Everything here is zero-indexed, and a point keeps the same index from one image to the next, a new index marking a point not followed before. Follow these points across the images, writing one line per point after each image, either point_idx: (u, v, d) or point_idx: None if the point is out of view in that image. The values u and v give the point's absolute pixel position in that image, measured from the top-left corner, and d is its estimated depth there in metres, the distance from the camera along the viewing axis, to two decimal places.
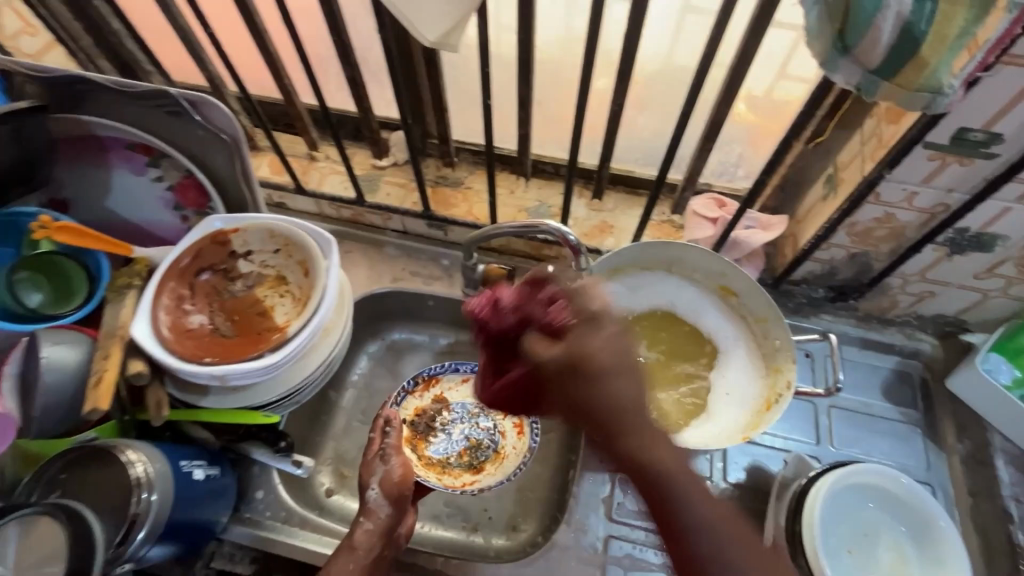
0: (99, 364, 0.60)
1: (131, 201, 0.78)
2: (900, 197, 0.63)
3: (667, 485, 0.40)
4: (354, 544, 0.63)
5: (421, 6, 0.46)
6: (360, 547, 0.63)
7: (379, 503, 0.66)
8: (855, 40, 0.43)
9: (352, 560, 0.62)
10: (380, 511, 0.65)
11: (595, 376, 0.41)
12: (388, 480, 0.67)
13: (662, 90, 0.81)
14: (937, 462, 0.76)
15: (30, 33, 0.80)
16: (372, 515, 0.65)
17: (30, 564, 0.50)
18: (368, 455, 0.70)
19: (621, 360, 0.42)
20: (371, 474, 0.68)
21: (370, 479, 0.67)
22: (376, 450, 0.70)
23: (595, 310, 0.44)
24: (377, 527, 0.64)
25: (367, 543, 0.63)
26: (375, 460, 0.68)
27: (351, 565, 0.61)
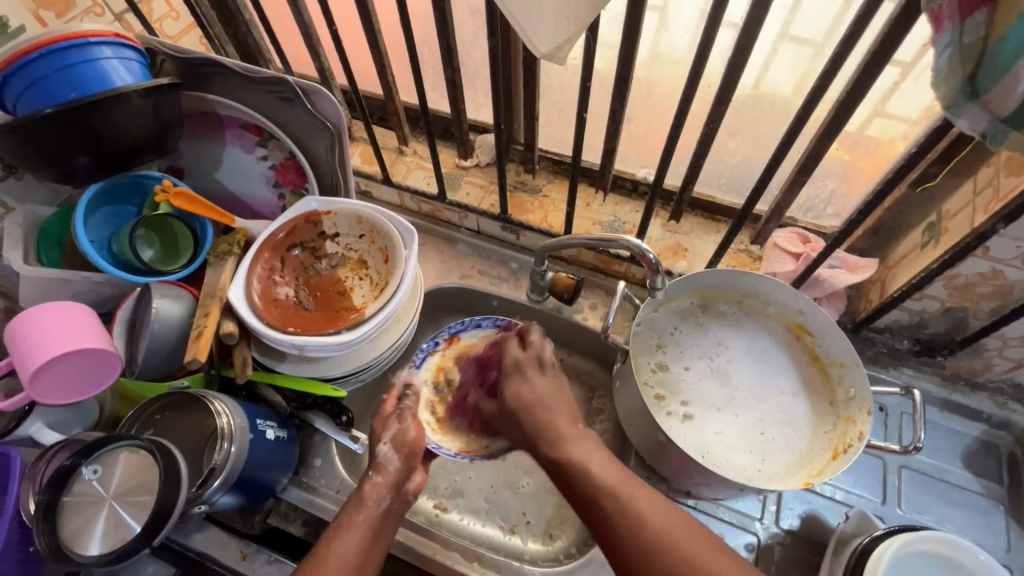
0: (200, 320, 0.66)
1: (237, 175, 0.85)
2: (1013, 254, 0.59)
3: (596, 500, 0.54)
4: (364, 497, 0.60)
5: (537, 20, 0.47)
6: (369, 499, 0.59)
7: (388, 457, 0.63)
8: (988, 86, 0.41)
9: (362, 513, 0.58)
10: (390, 464, 0.62)
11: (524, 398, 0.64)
12: (400, 437, 0.65)
13: (757, 116, 0.82)
14: (1019, 544, 0.70)
15: (174, 17, 0.88)
16: (383, 469, 0.62)
17: (128, 489, 0.57)
18: (379, 417, 0.67)
19: (541, 394, 0.64)
20: (383, 431, 0.65)
21: (381, 435, 0.65)
22: (392, 409, 0.68)
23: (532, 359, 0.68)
24: (387, 480, 0.61)
25: (376, 497, 0.60)
26: (389, 418, 0.67)
27: (359, 516, 0.58)
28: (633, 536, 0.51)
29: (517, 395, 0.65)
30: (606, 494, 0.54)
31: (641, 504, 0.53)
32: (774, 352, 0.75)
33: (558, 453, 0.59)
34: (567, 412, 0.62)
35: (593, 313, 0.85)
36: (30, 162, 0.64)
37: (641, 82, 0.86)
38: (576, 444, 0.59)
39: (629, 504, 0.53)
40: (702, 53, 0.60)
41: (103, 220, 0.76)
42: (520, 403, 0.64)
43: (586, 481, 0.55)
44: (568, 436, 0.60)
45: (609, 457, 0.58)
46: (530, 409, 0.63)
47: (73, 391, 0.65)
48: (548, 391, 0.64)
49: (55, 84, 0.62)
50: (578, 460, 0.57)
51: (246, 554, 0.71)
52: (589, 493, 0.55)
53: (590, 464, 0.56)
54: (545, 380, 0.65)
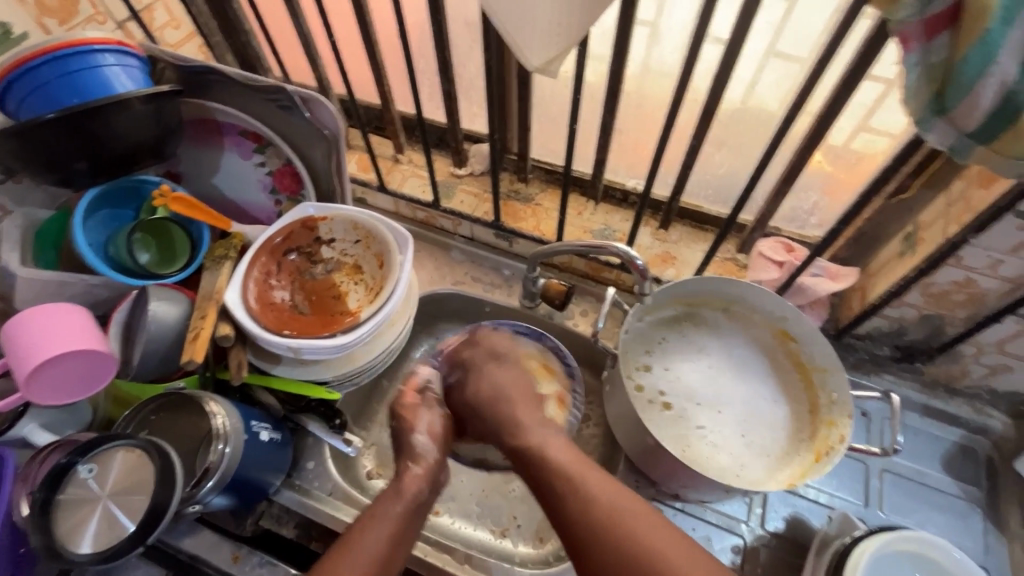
0: (197, 322, 0.67)
1: (235, 181, 0.86)
2: (984, 263, 0.62)
3: (550, 473, 0.56)
4: (402, 489, 0.60)
5: (530, 35, 0.49)
6: (408, 490, 0.60)
7: (426, 447, 0.65)
8: (953, 103, 0.43)
9: (398, 505, 0.59)
10: (429, 455, 0.64)
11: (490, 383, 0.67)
12: (435, 428, 0.66)
13: (742, 130, 0.85)
14: (996, 546, 0.72)
15: (175, 25, 0.90)
16: (421, 459, 0.63)
17: (121, 489, 0.58)
18: (402, 410, 0.68)
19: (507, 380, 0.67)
20: (417, 421, 0.66)
21: (415, 425, 0.66)
22: (416, 400, 0.69)
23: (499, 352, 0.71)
24: (426, 470, 0.63)
25: (415, 489, 0.61)
26: (418, 407, 0.68)
27: (396, 506, 0.58)
28: (579, 504, 0.53)
29: (477, 388, 0.67)
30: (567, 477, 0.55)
31: (603, 488, 0.53)
32: (757, 358, 0.77)
33: (516, 440, 0.61)
34: (528, 402, 0.65)
35: (584, 319, 0.87)
36: (31, 165, 0.65)
37: (631, 95, 0.88)
38: (537, 431, 0.60)
39: (580, 477, 0.54)
40: (688, 67, 0.63)
41: (100, 223, 0.77)
42: (481, 397, 0.66)
43: (542, 464, 0.57)
44: (529, 424, 0.61)
45: (569, 443, 0.59)
46: (494, 401, 0.65)
47: (67, 392, 0.66)
48: (507, 381, 0.67)
49: (58, 89, 0.64)
50: (537, 445, 0.59)
51: (238, 557, 0.71)
52: (553, 479, 0.55)
53: (549, 448, 0.58)
54: (504, 371, 0.68)
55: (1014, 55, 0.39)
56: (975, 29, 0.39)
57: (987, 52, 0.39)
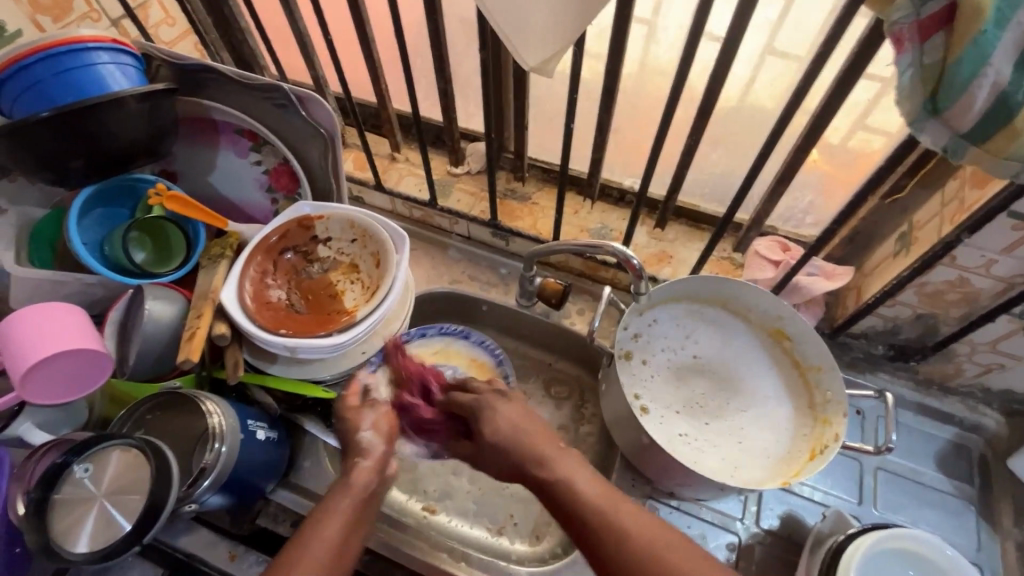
0: (193, 321, 0.67)
1: (231, 179, 0.86)
2: (978, 262, 0.62)
3: (585, 515, 0.53)
4: (351, 482, 0.59)
5: (527, 35, 0.49)
6: (356, 483, 0.58)
7: (374, 443, 0.62)
8: (947, 105, 0.43)
9: (345, 499, 0.57)
10: (376, 450, 0.61)
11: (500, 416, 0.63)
12: (380, 424, 0.64)
13: (737, 129, 0.86)
14: (989, 543, 0.73)
15: (170, 23, 0.89)
16: (369, 454, 0.61)
17: (116, 489, 0.58)
18: (345, 407, 0.65)
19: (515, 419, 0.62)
20: (361, 421, 0.63)
21: (360, 424, 0.63)
22: (361, 400, 0.66)
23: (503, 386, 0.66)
24: (375, 465, 0.60)
25: (364, 483, 0.59)
26: (364, 406, 0.65)
27: (343, 502, 0.57)
28: (618, 544, 0.50)
29: (493, 428, 0.62)
30: (573, 496, 0.54)
31: (612, 507, 0.52)
32: (751, 355, 0.78)
33: (544, 473, 0.57)
34: (544, 434, 0.61)
35: (581, 318, 0.87)
36: (25, 165, 0.65)
37: (628, 94, 0.88)
38: (558, 464, 0.57)
39: (615, 516, 0.52)
40: (685, 67, 0.63)
41: (95, 222, 0.77)
42: (499, 437, 0.61)
43: (574, 498, 0.54)
44: (550, 457, 0.58)
45: (595, 476, 0.56)
46: (509, 440, 0.60)
47: (62, 392, 0.65)
48: (523, 421, 0.62)
49: (53, 88, 0.63)
50: (562, 479, 0.55)
51: (235, 555, 0.72)
52: (566, 503, 0.54)
53: (576, 480, 0.55)
54: (515, 407, 0.63)
55: (1007, 56, 0.40)
56: (969, 31, 0.39)
57: (981, 54, 0.40)
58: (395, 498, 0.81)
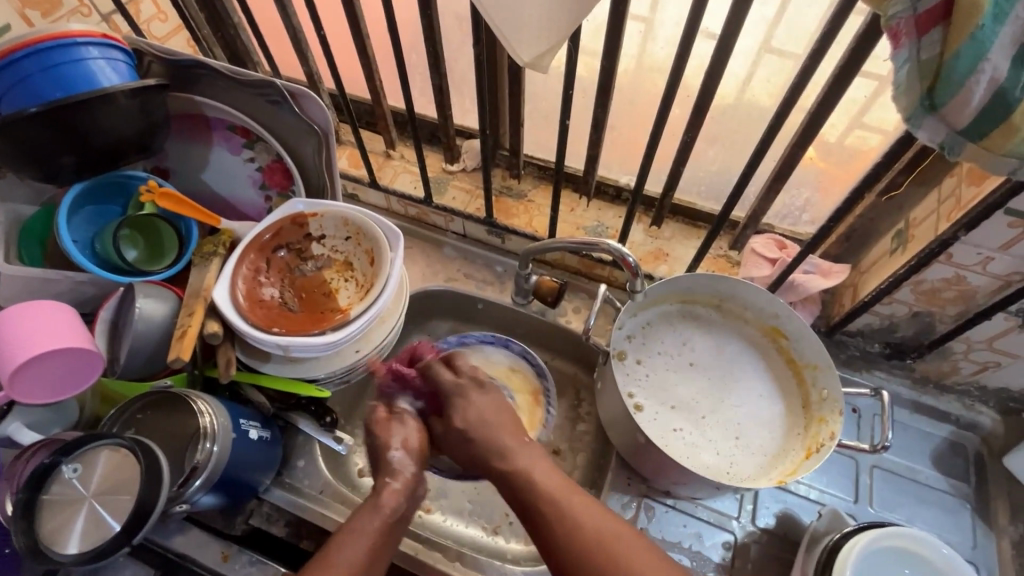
0: (185, 319, 0.67)
1: (224, 176, 0.85)
2: (974, 260, 0.62)
3: (540, 506, 0.54)
4: (380, 502, 0.58)
5: (520, 30, 0.49)
6: (385, 506, 0.58)
7: (404, 463, 0.61)
8: (943, 101, 0.43)
9: (377, 519, 0.57)
10: (406, 470, 0.61)
11: (473, 404, 0.63)
12: (410, 443, 0.63)
13: (733, 126, 0.85)
14: (985, 541, 0.73)
15: (162, 18, 0.88)
16: (398, 475, 0.60)
17: (105, 490, 0.57)
18: (375, 425, 0.65)
19: (489, 410, 0.63)
20: (391, 437, 0.63)
21: (390, 441, 0.63)
22: (388, 414, 0.66)
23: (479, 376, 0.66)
24: (404, 486, 0.60)
25: (393, 502, 0.58)
26: (392, 423, 0.64)
27: (372, 523, 0.57)
28: (569, 534, 0.52)
29: (464, 417, 0.62)
30: (534, 491, 0.55)
31: (564, 496, 0.54)
32: (747, 354, 0.77)
33: (507, 464, 0.58)
34: (514, 426, 0.62)
35: (577, 316, 0.87)
36: (13, 161, 0.64)
37: (624, 92, 0.88)
38: (523, 454, 0.59)
39: (568, 506, 0.54)
40: (680, 63, 0.62)
41: (86, 219, 0.76)
42: (471, 427, 0.61)
43: (529, 488, 0.56)
44: (511, 447, 0.60)
45: (554, 467, 0.58)
46: (479, 431, 0.61)
47: (53, 391, 0.65)
48: (493, 413, 0.62)
49: (42, 83, 0.63)
50: (521, 470, 0.57)
51: (228, 556, 0.70)
52: (526, 499, 0.55)
53: (534, 472, 0.57)
54: (489, 398, 0.64)
55: (1004, 52, 0.39)
56: (967, 25, 0.39)
57: (978, 49, 0.39)
58: None
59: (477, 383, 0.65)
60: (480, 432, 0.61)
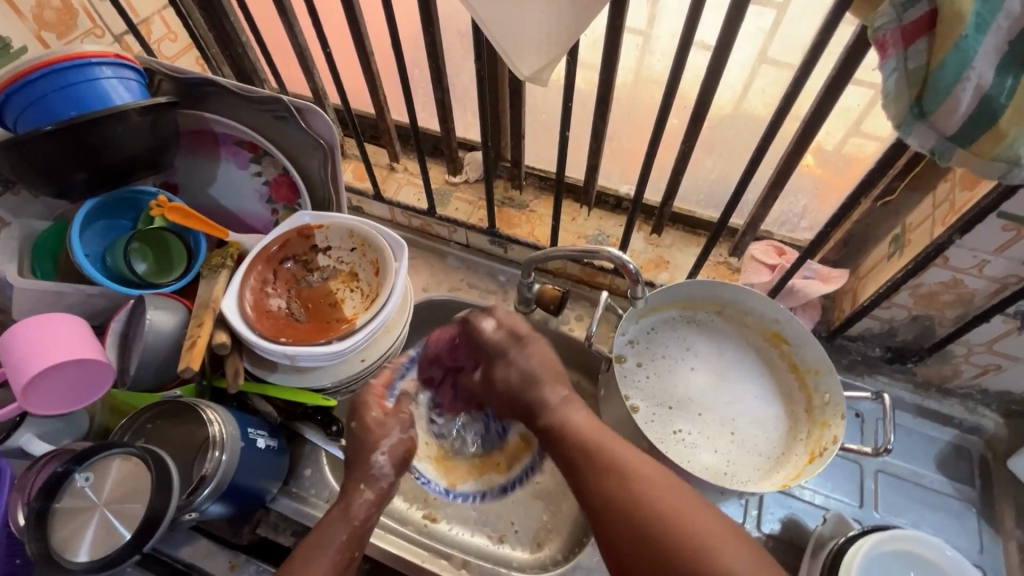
0: (194, 330, 0.68)
1: (230, 191, 0.87)
2: (970, 263, 0.63)
3: (574, 456, 0.57)
4: (351, 512, 0.61)
5: (520, 44, 0.51)
6: (355, 515, 0.61)
7: (382, 470, 0.64)
8: (932, 108, 0.44)
9: (345, 530, 0.60)
10: (382, 480, 0.63)
11: (519, 354, 0.67)
12: (396, 449, 0.65)
13: (731, 136, 0.87)
14: (991, 545, 0.72)
15: (172, 38, 0.91)
16: (373, 483, 0.63)
17: (117, 498, 0.58)
18: (366, 422, 0.67)
19: (543, 360, 0.66)
20: (381, 440, 0.65)
21: (378, 443, 0.65)
22: (386, 413, 0.68)
23: (523, 335, 0.68)
24: (376, 495, 0.63)
25: (364, 512, 0.61)
26: (388, 425, 0.67)
27: (340, 534, 0.59)
28: (594, 469, 0.55)
29: (505, 379, 0.67)
30: (571, 443, 0.58)
31: (598, 437, 0.58)
32: (747, 359, 0.78)
33: (547, 420, 0.62)
34: (555, 380, 0.65)
35: (579, 324, 0.88)
36: (29, 177, 0.66)
37: (622, 102, 0.89)
38: (558, 409, 0.62)
39: (601, 445, 0.57)
40: (676, 74, 0.64)
41: (97, 234, 0.78)
42: (514, 384, 0.66)
43: (565, 435, 0.59)
44: (552, 404, 0.62)
45: (591, 416, 0.61)
46: (520, 392, 0.65)
47: (64, 402, 0.66)
48: (536, 366, 0.65)
49: (57, 102, 0.65)
50: (563, 421, 0.61)
51: (235, 565, 0.71)
52: (562, 447, 0.59)
53: (571, 423, 0.60)
54: (529, 355, 0.67)
55: (988, 60, 0.40)
56: (950, 35, 0.40)
57: (963, 58, 0.40)
58: (395, 507, 0.82)
59: (516, 343, 0.68)
60: (521, 389, 0.65)
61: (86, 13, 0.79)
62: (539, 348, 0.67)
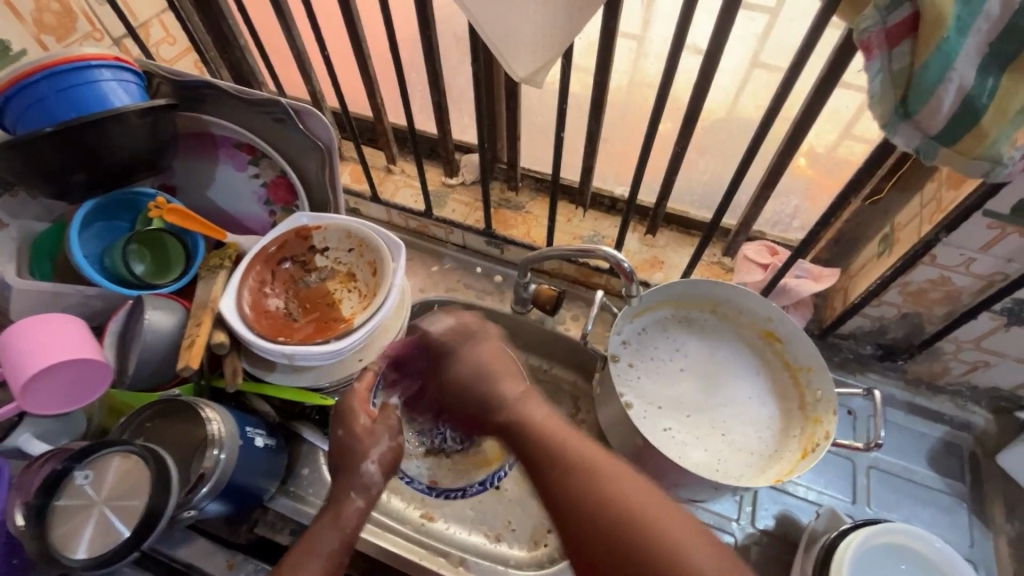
0: (193, 329, 0.69)
1: (228, 193, 0.88)
2: (957, 261, 0.64)
3: (534, 454, 0.55)
4: (341, 520, 0.59)
5: (515, 47, 0.52)
6: (347, 524, 0.59)
7: (372, 477, 0.62)
8: (916, 108, 0.45)
9: (336, 539, 0.58)
10: (373, 488, 0.61)
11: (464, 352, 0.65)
12: (386, 456, 0.63)
13: (723, 138, 0.88)
14: (981, 539, 0.73)
15: (171, 42, 0.92)
16: (364, 490, 0.61)
17: (116, 495, 0.58)
18: (355, 429, 0.63)
19: (495, 355, 0.64)
20: (370, 449, 0.62)
21: (369, 450, 0.62)
22: (373, 419, 0.64)
23: (471, 332, 0.67)
24: (367, 503, 0.61)
25: (355, 520, 0.60)
26: (377, 430, 0.63)
27: (330, 542, 0.58)
28: (558, 469, 0.52)
29: (458, 375, 0.64)
30: (531, 441, 0.56)
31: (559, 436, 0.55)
32: (740, 357, 0.79)
33: (504, 417, 0.59)
34: (511, 376, 0.62)
35: (575, 324, 0.89)
36: (27, 178, 0.66)
37: (617, 105, 0.91)
38: (519, 404, 0.59)
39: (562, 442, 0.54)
40: (669, 76, 0.65)
41: (95, 235, 0.78)
42: (464, 382, 0.63)
43: (523, 430, 0.57)
44: (511, 398, 0.60)
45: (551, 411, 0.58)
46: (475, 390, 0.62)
47: (62, 402, 0.66)
48: (490, 361, 0.63)
49: (56, 104, 0.65)
50: (520, 417, 0.58)
51: (232, 564, 0.71)
52: (521, 443, 0.56)
53: (531, 417, 0.57)
54: (485, 349, 0.65)
55: (969, 61, 0.42)
56: (932, 37, 0.41)
57: (945, 59, 0.42)
58: (393, 506, 0.82)
59: (471, 340, 0.66)
60: (478, 384, 0.62)
61: (86, 16, 0.80)
62: (490, 346, 0.65)
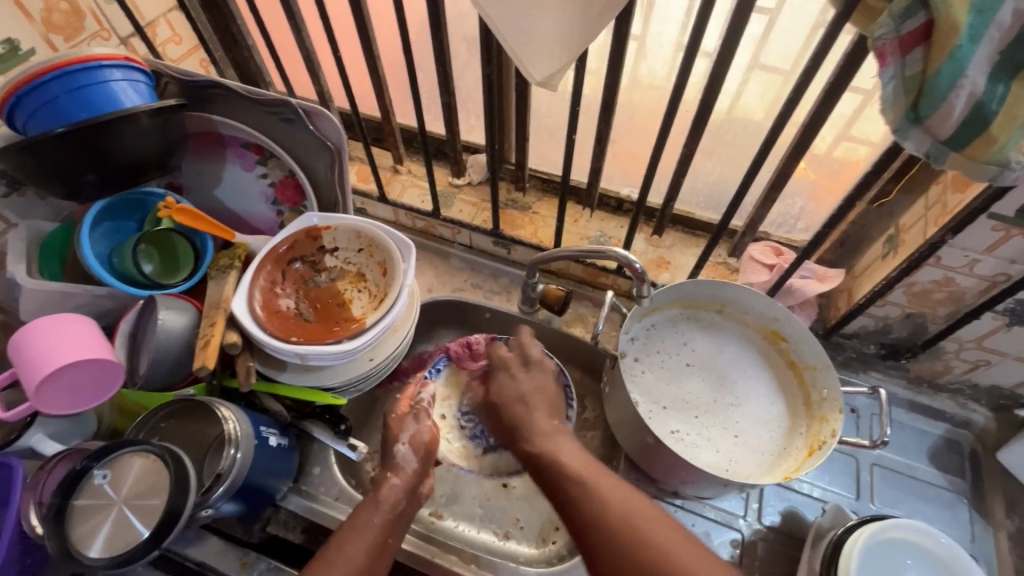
0: (206, 329, 0.69)
1: (236, 192, 0.88)
2: (962, 262, 0.65)
3: (570, 491, 0.58)
4: (380, 499, 0.63)
5: (530, 51, 0.52)
6: (385, 501, 0.63)
7: (406, 459, 0.67)
8: (927, 113, 0.46)
9: (377, 515, 0.62)
10: (408, 467, 0.66)
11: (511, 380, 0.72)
12: (417, 438, 0.69)
13: (729, 139, 0.89)
14: (982, 534, 0.75)
15: (178, 41, 0.91)
16: (401, 471, 0.66)
17: (134, 495, 0.58)
18: (390, 421, 0.72)
19: (532, 388, 0.71)
20: (401, 431, 0.70)
21: (399, 436, 0.69)
22: (405, 411, 0.73)
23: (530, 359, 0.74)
24: (405, 482, 0.65)
25: (393, 497, 0.63)
26: (405, 419, 0.71)
27: (375, 519, 0.61)
28: (596, 507, 0.56)
29: (498, 393, 0.72)
30: (564, 472, 0.60)
31: (593, 477, 0.59)
32: (745, 356, 0.80)
33: (535, 445, 0.65)
34: (547, 409, 0.69)
35: (582, 324, 0.89)
36: (40, 179, 0.66)
37: (624, 107, 0.92)
38: (552, 439, 0.64)
39: (598, 489, 0.57)
40: (681, 79, 0.66)
41: (104, 235, 0.78)
42: (504, 401, 0.71)
43: (560, 468, 0.61)
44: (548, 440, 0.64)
45: (581, 451, 0.63)
46: (510, 408, 0.70)
47: (74, 402, 0.66)
48: (530, 389, 0.70)
49: (67, 104, 0.65)
50: (553, 451, 0.63)
51: (246, 563, 0.71)
52: (555, 475, 0.61)
53: (563, 454, 0.62)
54: (531, 378, 0.72)
55: (980, 69, 0.43)
56: (946, 45, 0.42)
57: (957, 67, 0.43)
58: None
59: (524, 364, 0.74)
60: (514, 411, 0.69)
61: (94, 16, 0.80)
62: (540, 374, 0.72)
